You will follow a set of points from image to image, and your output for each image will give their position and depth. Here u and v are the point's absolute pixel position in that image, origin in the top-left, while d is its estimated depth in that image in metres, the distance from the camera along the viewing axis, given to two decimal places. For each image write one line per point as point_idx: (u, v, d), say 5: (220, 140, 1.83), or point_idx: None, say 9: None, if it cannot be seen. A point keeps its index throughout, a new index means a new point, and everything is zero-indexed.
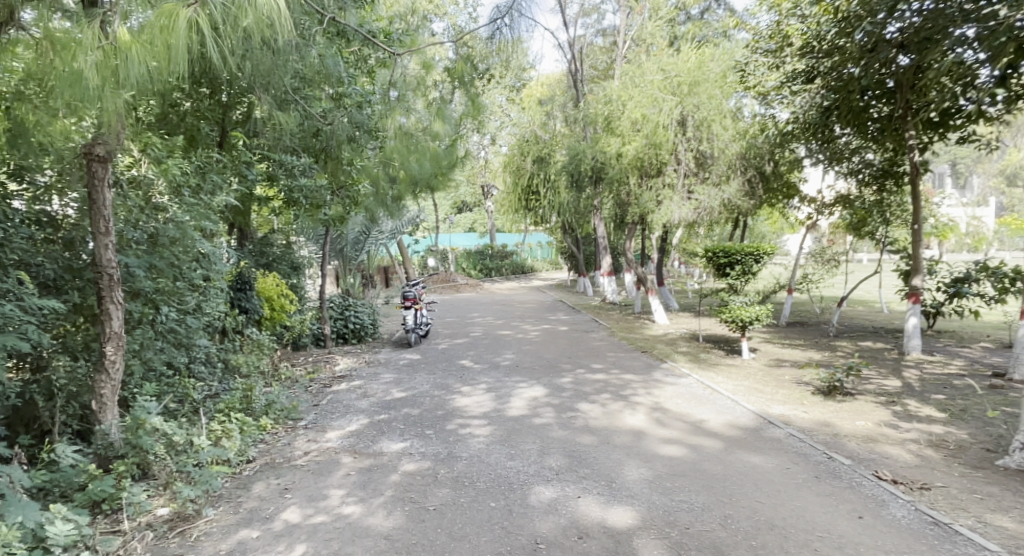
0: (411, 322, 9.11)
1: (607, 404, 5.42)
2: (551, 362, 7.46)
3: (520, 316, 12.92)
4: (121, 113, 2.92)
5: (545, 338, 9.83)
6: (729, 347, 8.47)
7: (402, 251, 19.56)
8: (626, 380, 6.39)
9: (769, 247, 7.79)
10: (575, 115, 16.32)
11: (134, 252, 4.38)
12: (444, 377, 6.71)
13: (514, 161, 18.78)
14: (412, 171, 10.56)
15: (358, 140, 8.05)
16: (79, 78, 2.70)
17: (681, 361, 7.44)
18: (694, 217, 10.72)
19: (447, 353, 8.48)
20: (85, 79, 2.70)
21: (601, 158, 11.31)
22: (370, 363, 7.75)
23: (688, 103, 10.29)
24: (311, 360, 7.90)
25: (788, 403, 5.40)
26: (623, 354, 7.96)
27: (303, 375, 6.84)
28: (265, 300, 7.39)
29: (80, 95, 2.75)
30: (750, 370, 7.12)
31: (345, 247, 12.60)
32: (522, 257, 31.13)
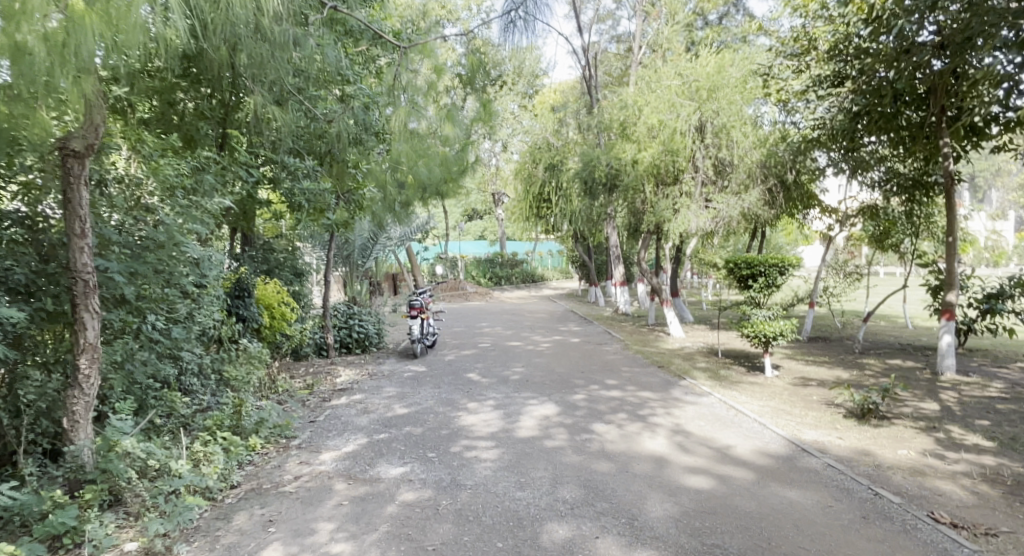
0: (417, 332, 8.78)
1: (624, 426, 5.03)
2: (562, 378, 7.07)
3: (530, 326, 12.55)
4: (73, 89, 2.61)
5: (556, 350, 9.45)
6: (750, 363, 8.05)
7: (411, 258, 19.29)
8: (643, 399, 6.00)
9: (794, 259, 7.34)
10: (589, 122, 15.97)
11: (118, 257, 4.08)
12: (450, 392, 6.36)
13: (525, 169, 18.50)
14: (421, 177, 10.26)
15: (365, 142, 7.84)
16: (20, 51, 2.34)
17: (701, 378, 7.03)
18: (711, 227, 10.34)
19: (453, 366, 8.12)
20: (30, 52, 2.36)
21: (616, 165, 10.95)
22: (373, 375, 7.42)
23: (708, 109, 9.89)
24: (312, 371, 7.56)
25: (820, 429, 4.99)
26: (639, 370, 7.56)
27: (302, 387, 6.51)
28: (264, 308, 7.12)
29: (24, 73, 2.39)
30: (775, 389, 6.71)
31: (351, 253, 12.33)
32: (532, 265, 30.78)
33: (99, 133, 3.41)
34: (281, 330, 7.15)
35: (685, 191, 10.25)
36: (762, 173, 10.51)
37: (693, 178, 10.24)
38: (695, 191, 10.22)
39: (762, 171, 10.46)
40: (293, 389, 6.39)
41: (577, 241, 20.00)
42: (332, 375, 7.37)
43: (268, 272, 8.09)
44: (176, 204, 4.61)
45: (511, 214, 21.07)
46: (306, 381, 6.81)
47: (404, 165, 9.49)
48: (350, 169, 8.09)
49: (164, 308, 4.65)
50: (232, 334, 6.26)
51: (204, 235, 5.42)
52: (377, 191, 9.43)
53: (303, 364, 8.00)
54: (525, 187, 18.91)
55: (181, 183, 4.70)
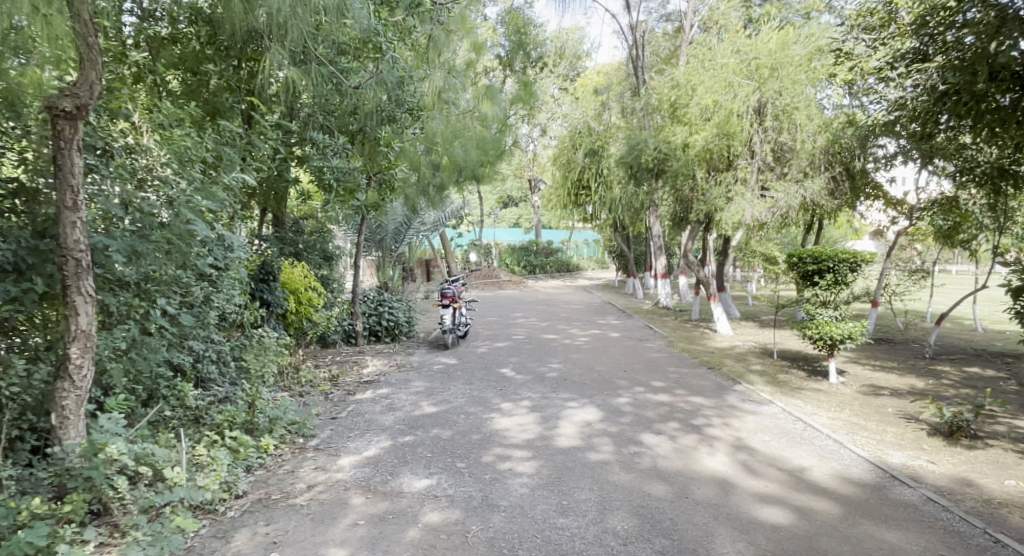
0: (449, 322, 8.34)
1: (677, 437, 4.47)
2: (604, 377, 6.51)
3: (567, 318, 12.01)
4: None
5: (594, 346, 8.90)
6: (810, 367, 7.34)
7: (445, 245, 18.92)
8: (696, 405, 5.41)
9: (869, 254, 6.50)
10: (635, 105, 15.20)
11: (123, 234, 3.72)
12: (483, 389, 5.88)
13: (564, 154, 17.86)
14: (457, 159, 9.76)
15: (399, 120, 7.42)
16: None
17: (758, 383, 6.38)
18: (767, 217, 9.58)
19: (486, 359, 7.65)
20: None
21: (664, 149, 10.25)
22: (401, 367, 7.01)
23: (768, 88, 9.08)
24: (339, 360, 7.21)
25: (907, 449, 4.33)
26: (687, 371, 6.94)
27: (327, 379, 6.14)
28: (290, 293, 6.79)
29: None
30: (842, 397, 6.01)
31: (385, 238, 11.99)
32: (568, 255, 30.11)
33: (93, 92, 3.04)
34: (309, 317, 6.82)
35: (739, 178, 9.49)
36: (824, 157, 9.65)
37: (747, 164, 9.49)
38: (750, 177, 9.46)
39: (825, 157, 9.60)
40: (318, 379, 6.03)
41: (616, 231, 19.29)
42: (359, 365, 6.99)
43: (295, 254, 7.79)
44: (194, 180, 4.26)
45: (548, 201, 20.48)
46: (332, 371, 6.44)
47: (439, 144, 8.99)
48: (381, 148, 7.57)
49: (178, 291, 4.33)
50: (255, 320, 5.96)
51: (227, 213, 5.10)
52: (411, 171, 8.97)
53: (329, 352, 7.68)
54: (564, 173, 18.29)
55: (200, 156, 4.36)
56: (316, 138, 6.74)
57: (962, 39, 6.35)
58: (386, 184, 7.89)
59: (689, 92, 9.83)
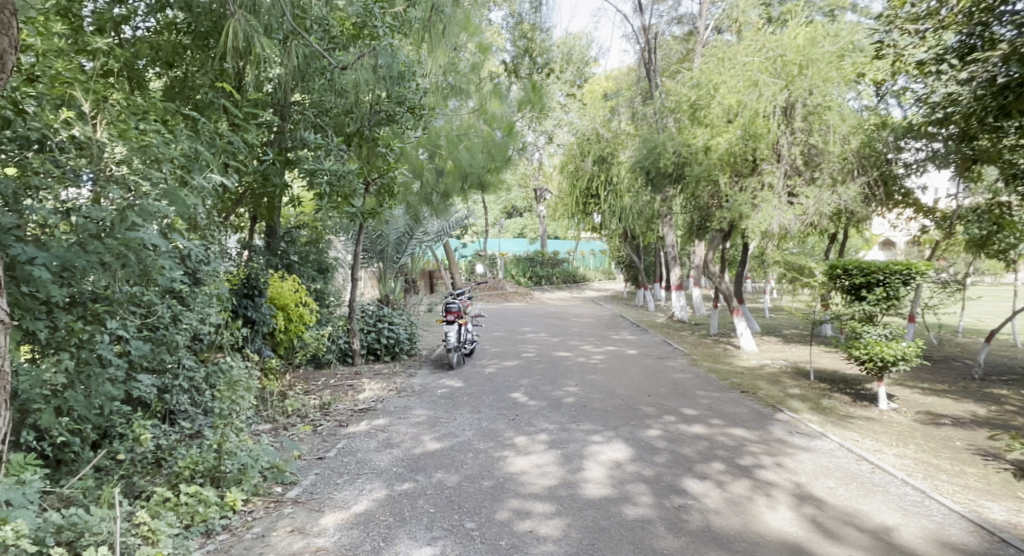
0: (454, 339, 7.67)
1: (726, 484, 3.77)
2: (627, 404, 5.81)
3: (578, 333, 11.31)
4: None
5: (611, 365, 8.19)
6: (854, 392, 6.60)
7: (449, 256, 18.25)
8: (738, 440, 4.71)
9: (923, 265, 5.79)
10: (647, 110, 14.61)
11: (63, 243, 3.09)
12: (493, 420, 5.19)
13: (573, 161, 17.26)
14: (462, 164, 8.99)
15: (400, 121, 6.84)
16: None
17: (801, 411, 5.67)
18: (797, 225, 8.96)
19: (494, 381, 6.95)
20: None
21: (684, 153, 9.56)
22: (401, 391, 6.33)
23: (798, 87, 8.44)
24: (333, 384, 6.54)
25: (1004, 500, 3.61)
26: (719, 397, 6.22)
27: (317, 407, 5.46)
28: (278, 309, 6.14)
29: None
30: (901, 427, 5.29)
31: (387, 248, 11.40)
32: (574, 266, 29.39)
33: (6, 63, 2.44)
34: (300, 337, 6.18)
35: (766, 183, 8.82)
36: (857, 161, 8.99)
37: (772, 168, 8.84)
38: (777, 183, 8.78)
39: (856, 160, 8.97)
40: (307, 408, 5.36)
41: (625, 240, 18.64)
42: (355, 390, 6.30)
43: (286, 266, 7.17)
44: (159, 182, 3.64)
45: (555, 211, 19.86)
46: (324, 398, 5.76)
47: (443, 146, 8.63)
48: (380, 148, 6.96)
49: (138, 311, 3.71)
50: (236, 341, 5.32)
51: (204, 220, 4.49)
52: (413, 176, 8.60)
53: (323, 373, 7.00)
54: (572, 181, 17.69)
55: (170, 156, 3.73)
56: (308, 138, 6.15)
57: (1003, 32, 5.98)
58: (385, 192, 7.20)
59: (711, 92, 9.17)
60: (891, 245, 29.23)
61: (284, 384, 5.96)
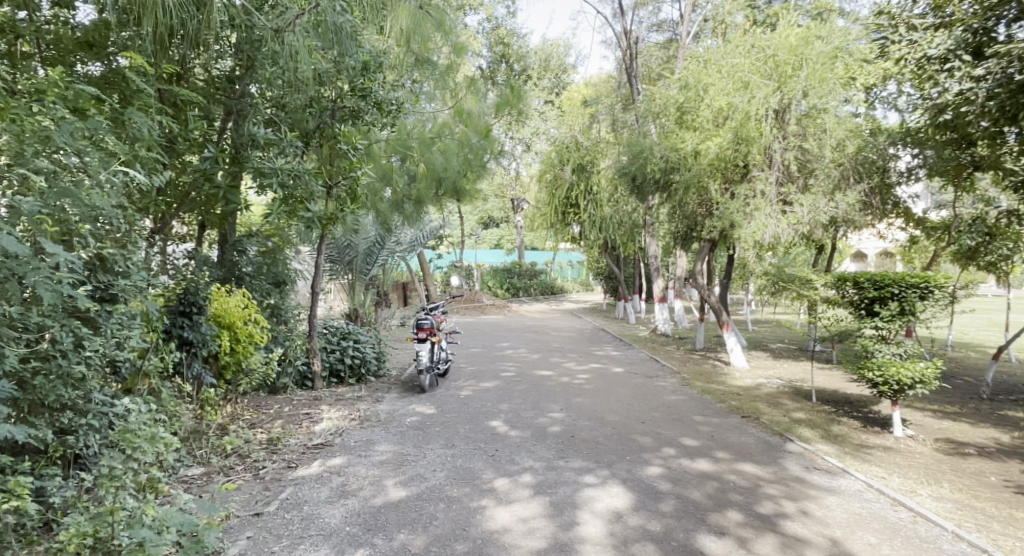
0: (426, 360, 6.94)
1: (749, 542, 3.13)
2: (619, 435, 5.16)
3: (560, 349, 10.66)
4: None
5: (597, 385, 7.54)
6: (864, 417, 6.06)
7: (423, 267, 17.49)
8: (751, 480, 4.10)
9: (943, 277, 5.25)
10: (628, 117, 14.15)
11: None
12: (469, 456, 4.50)
13: (551, 169, 16.71)
14: (436, 167, 8.21)
15: (364, 117, 6.23)
16: None
17: (814, 440, 5.08)
18: (791, 235, 8.47)
19: (471, 407, 6.24)
20: None
21: (672, 158, 8.96)
22: (365, 420, 5.59)
23: (792, 88, 8.05)
24: (287, 413, 5.76)
25: None
26: (720, 424, 5.61)
27: (262, 444, 4.68)
28: (223, 328, 5.37)
29: None
30: (925, 459, 4.74)
31: (356, 259, 11.16)
32: (552, 277, 28.84)
33: None
34: (247, 360, 5.40)
35: (759, 191, 8.36)
36: (854, 168, 8.59)
37: (764, 175, 8.38)
38: (770, 190, 8.33)
39: (851, 167, 8.55)
40: (252, 446, 4.59)
41: (605, 251, 18.12)
42: (312, 420, 5.53)
43: (236, 279, 6.39)
44: (54, 175, 3.00)
45: (533, 221, 19.29)
46: (274, 431, 4.99)
47: (415, 148, 7.96)
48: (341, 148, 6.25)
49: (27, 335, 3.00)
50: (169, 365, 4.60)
51: (122, 224, 3.75)
52: (380, 180, 7.95)
53: (276, 400, 6.20)
54: (550, 191, 17.15)
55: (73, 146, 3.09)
56: (256, 133, 5.41)
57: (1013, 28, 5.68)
58: (346, 195, 6.36)
59: (700, 93, 8.71)
60: (865, 257, 29.36)
61: (226, 418, 5.16)
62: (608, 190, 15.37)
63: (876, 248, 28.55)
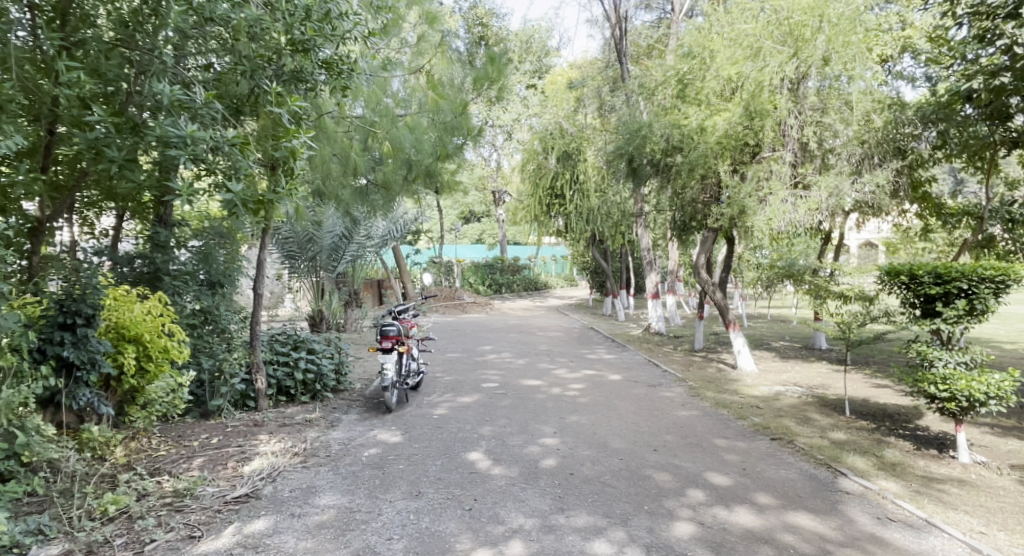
0: (392, 374, 5.78)
1: None
2: (630, 471, 4.10)
3: (548, 352, 9.62)
4: None
5: (594, 398, 6.51)
6: (914, 437, 5.11)
7: (399, 263, 16.38)
8: (817, 542, 3.07)
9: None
10: (616, 100, 13.16)
11: None
12: (439, 513, 3.39)
13: (535, 157, 15.67)
14: (405, 147, 6.92)
15: (310, 76, 5.01)
16: None
17: (871, 473, 4.09)
18: (808, 221, 7.52)
19: (447, 431, 5.16)
20: None
21: (674, 137, 7.94)
22: (312, 454, 4.47)
23: (810, 54, 7.12)
24: (213, 446, 4.59)
25: None
26: (750, 451, 4.58)
27: (163, 499, 3.49)
28: (128, 342, 4.25)
29: None
30: (1016, 498, 3.78)
31: (319, 255, 10.42)
32: (535, 272, 27.94)
33: None
34: (149, 385, 4.34)
35: (773, 171, 7.38)
36: (879, 145, 7.63)
37: (777, 154, 7.43)
38: (785, 172, 7.36)
39: (875, 145, 7.59)
40: (149, 501, 3.41)
41: (593, 244, 17.16)
42: (242, 455, 4.38)
43: (152, 280, 5.22)
44: None
45: (515, 213, 18.25)
46: (186, 477, 3.82)
47: (379, 122, 6.78)
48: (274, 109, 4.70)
49: None
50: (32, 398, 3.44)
51: None
52: (334, 158, 6.57)
53: (204, 428, 5.04)
54: (533, 181, 16.08)
55: None
56: (160, 92, 3.98)
57: None
58: (283, 169, 4.77)
59: (706, 60, 7.77)
60: (851, 254, 28.87)
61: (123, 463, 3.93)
62: (596, 178, 14.39)
63: (859, 239, 28.20)
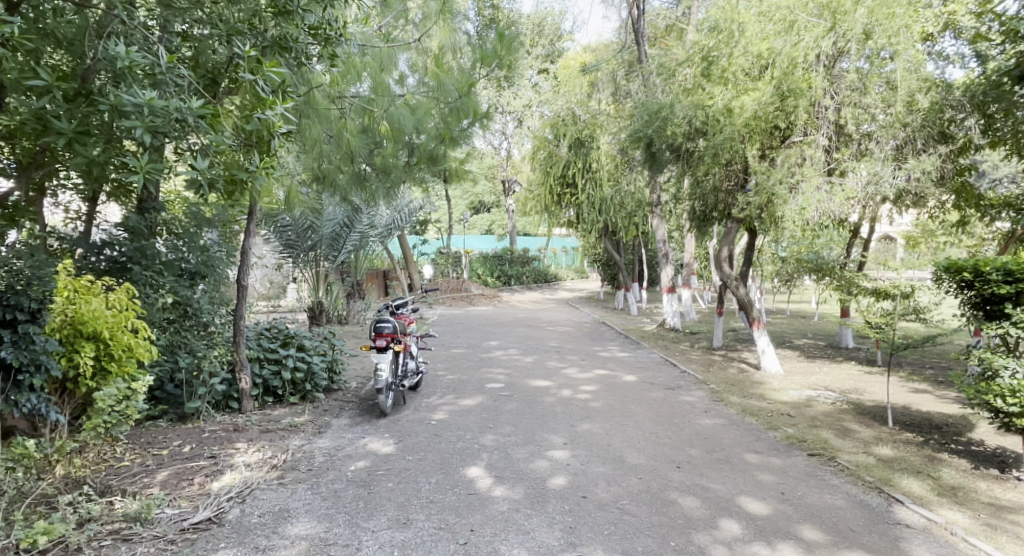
0: (386, 376, 5.26)
1: None
2: (650, 495, 3.57)
3: (558, 349, 9.11)
4: None
5: (607, 401, 6.00)
6: (971, 453, 4.53)
7: (406, 253, 15.95)
8: None
9: None
10: (631, 84, 12.52)
11: None
12: (428, 548, 2.87)
13: (546, 146, 15.13)
14: (404, 127, 6.31)
15: (298, 44, 4.42)
16: None
17: (931, 500, 3.53)
18: (840, 211, 6.93)
19: (445, 439, 4.66)
20: None
21: (699, 119, 7.37)
22: (292, 468, 3.99)
23: (849, 28, 6.47)
24: (183, 456, 4.12)
25: None
26: (787, 470, 4.03)
27: (109, 525, 3.02)
28: (85, 340, 3.65)
29: None
30: None
31: (319, 244, 9.99)
32: (546, 264, 27.39)
33: None
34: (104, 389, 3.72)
35: (806, 157, 6.79)
36: (920, 129, 6.85)
37: (810, 138, 6.86)
38: (819, 156, 6.76)
39: (919, 128, 6.85)
40: (92, 527, 2.93)
41: (606, 236, 16.56)
42: (213, 468, 3.90)
43: (121, 268, 4.73)
44: None
45: (524, 203, 17.72)
46: (142, 497, 3.35)
47: (375, 99, 6.20)
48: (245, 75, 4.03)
49: None
50: None
51: None
52: (328, 139, 6.16)
53: (178, 434, 4.58)
54: (544, 170, 15.42)
55: None
56: (114, 53, 3.41)
57: None
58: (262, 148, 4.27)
59: (734, 35, 7.14)
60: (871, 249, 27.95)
61: (67, 477, 3.46)
62: (608, 167, 13.82)
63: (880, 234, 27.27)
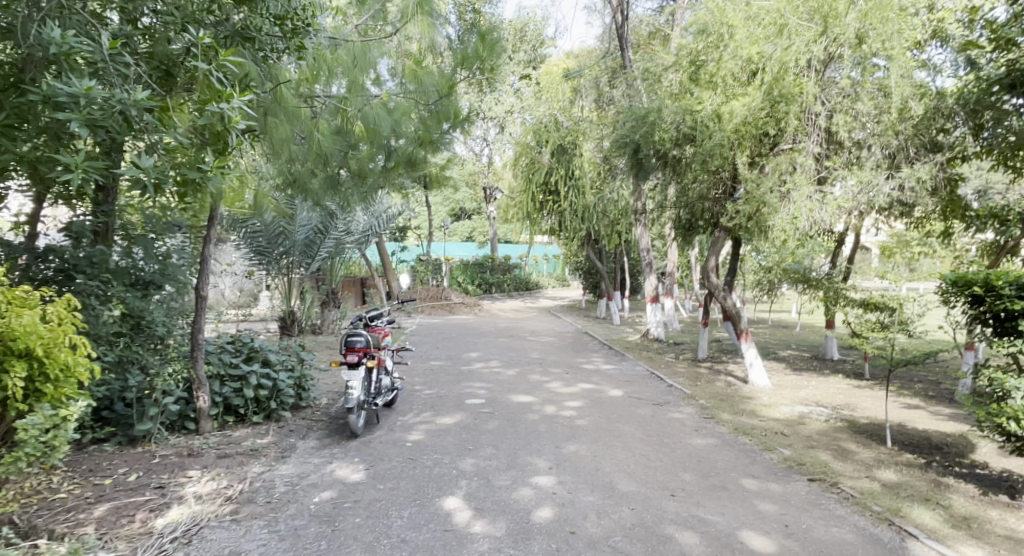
0: (358, 395, 4.88)
1: None
2: (645, 530, 3.25)
3: (540, 361, 8.78)
4: None
5: (593, 418, 5.70)
6: (976, 477, 4.30)
7: (384, 260, 15.51)
8: None
9: None
10: (616, 90, 12.30)
11: None
12: None
13: (527, 151, 14.67)
14: (382, 129, 5.84)
15: (261, 34, 4.13)
16: None
17: (946, 534, 3.27)
18: (831, 221, 6.75)
19: (420, 464, 4.30)
20: None
21: (686, 124, 7.15)
22: (250, 499, 3.60)
23: (840, 31, 6.39)
24: (127, 486, 3.69)
25: None
26: (789, 498, 3.75)
27: None
28: (14, 357, 3.12)
29: None
30: None
31: (292, 250, 9.55)
32: (527, 272, 27.09)
33: None
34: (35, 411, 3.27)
35: (796, 165, 6.59)
36: (913, 137, 6.72)
37: (800, 145, 6.70)
38: (810, 164, 6.56)
39: (911, 136, 6.71)
40: None
41: (588, 244, 16.31)
42: (159, 501, 3.49)
43: (65, 277, 4.28)
44: None
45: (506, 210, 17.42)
46: (72, 539, 2.93)
47: (348, 99, 5.75)
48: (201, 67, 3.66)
49: None
50: None
51: None
52: (299, 140, 5.63)
53: (124, 460, 4.15)
54: (526, 176, 15.08)
55: None
56: (48, 36, 3.02)
57: None
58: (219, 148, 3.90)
59: (723, 38, 6.90)
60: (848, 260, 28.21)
61: None
62: (591, 174, 13.60)
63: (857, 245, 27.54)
